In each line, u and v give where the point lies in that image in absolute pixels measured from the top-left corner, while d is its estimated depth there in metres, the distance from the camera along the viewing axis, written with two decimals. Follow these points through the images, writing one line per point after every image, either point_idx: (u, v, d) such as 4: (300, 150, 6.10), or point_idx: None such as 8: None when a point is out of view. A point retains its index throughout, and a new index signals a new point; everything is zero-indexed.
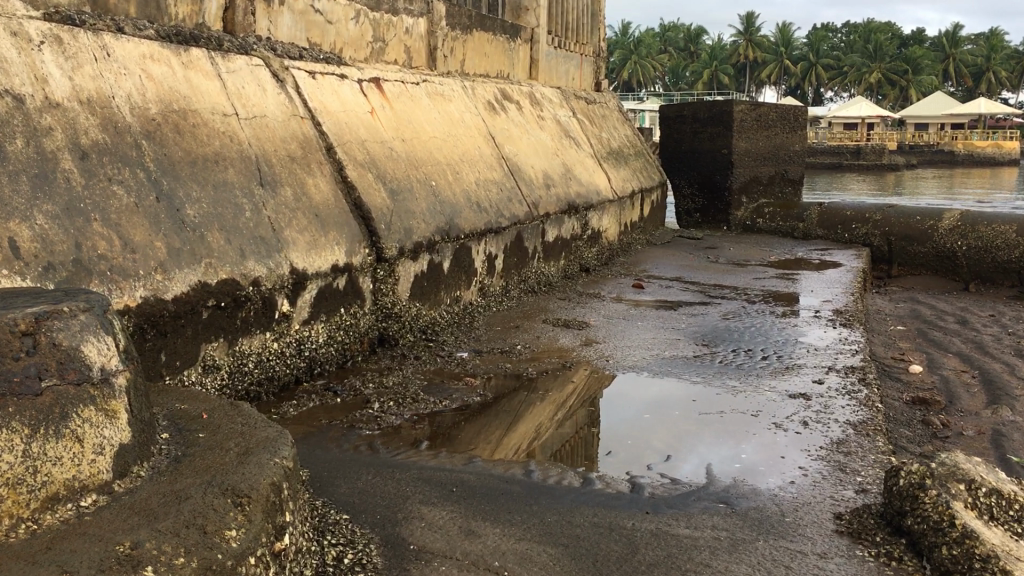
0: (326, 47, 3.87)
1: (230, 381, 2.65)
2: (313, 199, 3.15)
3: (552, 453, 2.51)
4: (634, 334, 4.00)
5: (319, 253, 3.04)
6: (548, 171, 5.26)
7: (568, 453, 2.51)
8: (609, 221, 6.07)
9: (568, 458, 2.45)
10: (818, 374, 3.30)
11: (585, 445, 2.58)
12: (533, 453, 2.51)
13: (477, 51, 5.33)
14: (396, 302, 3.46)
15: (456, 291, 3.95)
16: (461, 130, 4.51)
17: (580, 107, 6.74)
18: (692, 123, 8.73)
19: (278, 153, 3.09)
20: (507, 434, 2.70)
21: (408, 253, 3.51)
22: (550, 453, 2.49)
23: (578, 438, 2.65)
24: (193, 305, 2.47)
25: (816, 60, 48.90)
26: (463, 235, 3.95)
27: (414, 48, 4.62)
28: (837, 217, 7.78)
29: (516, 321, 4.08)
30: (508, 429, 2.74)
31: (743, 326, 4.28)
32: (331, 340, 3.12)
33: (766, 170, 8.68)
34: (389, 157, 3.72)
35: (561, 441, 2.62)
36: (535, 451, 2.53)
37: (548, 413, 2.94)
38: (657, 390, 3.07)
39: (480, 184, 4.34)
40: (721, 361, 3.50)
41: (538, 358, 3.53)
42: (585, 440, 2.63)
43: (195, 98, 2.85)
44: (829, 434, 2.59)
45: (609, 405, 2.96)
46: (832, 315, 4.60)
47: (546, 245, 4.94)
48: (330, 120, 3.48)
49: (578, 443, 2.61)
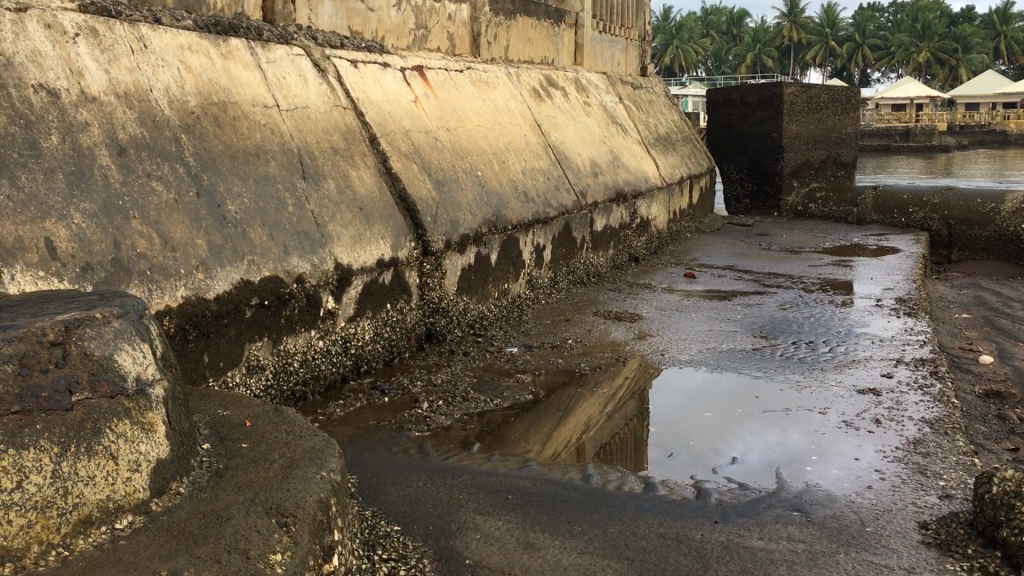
0: (368, 36, 3.77)
1: (274, 381, 2.58)
2: (357, 192, 3.06)
3: (600, 452, 2.42)
4: (688, 326, 3.86)
5: (363, 247, 2.95)
6: (596, 158, 5.12)
7: (616, 451, 2.42)
8: (658, 209, 5.92)
9: (619, 458, 2.35)
10: (886, 367, 3.14)
11: (636, 444, 2.48)
12: (582, 452, 2.42)
13: (521, 37, 5.20)
14: (442, 297, 3.37)
15: (504, 283, 3.84)
16: (507, 118, 4.39)
17: (626, 92, 6.58)
18: (740, 107, 8.51)
19: (320, 145, 3.00)
20: (560, 433, 2.59)
21: (455, 245, 3.40)
22: (607, 455, 2.37)
23: (627, 435, 2.56)
24: (236, 304, 2.39)
25: (863, 41, 47.96)
26: (511, 226, 3.83)
27: (458, 34, 4.50)
28: (894, 201, 7.54)
29: (566, 314, 3.96)
30: (559, 425, 2.64)
31: (802, 317, 4.11)
32: (377, 337, 3.04)
33: (818, 154, 8.45)
34: (434, 147, 3.61)
35: (610, 438, 2.52)
36: (584, 449, 2.44)
37: (601, 409, 2.82)
38: (717, 386, 2.93)
39: (527, 174, 4.22)
40: (781, 354, 3.35)
41: (590, 352, 3.41)
42: (634, 438, 2.53)
43: (235, 90, 2.77)
44: (904, 433, 2.45)
45: (667, 400, 2.82)
46: (895, 303, 4.42)
47: (594, 235, 4.81)
48: (373, 109, 3.38)
49: (628, 440, 2.51)
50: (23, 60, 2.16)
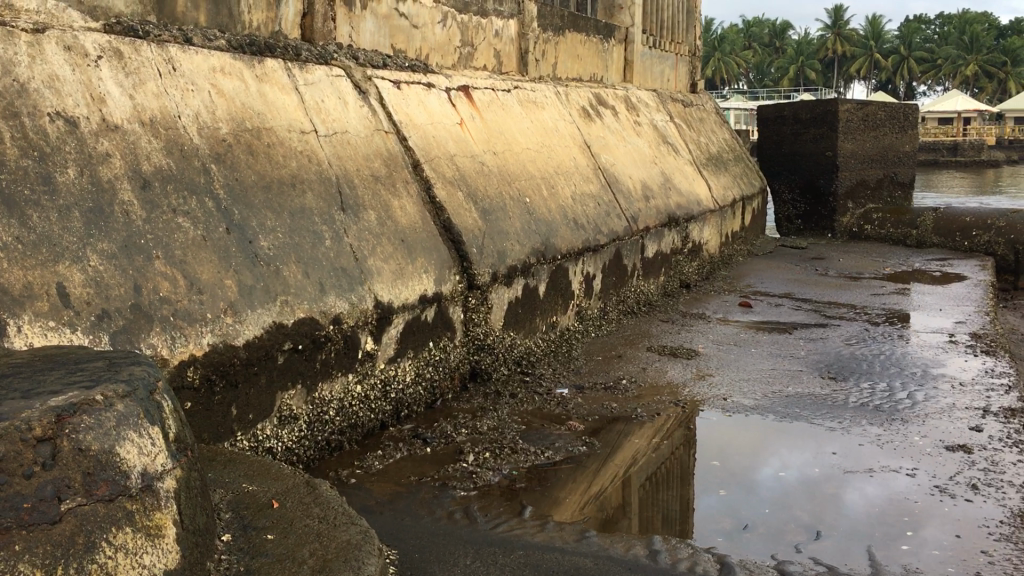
0: (411, 54, 3.57)
1: (308, 431, 2.38)
2: (399, 223, 2.86)
3: (645, 485, 2.41)
4: (749, 364, 3.59)
5: (405, 282, 2.75)
6: (647, 181, 4.88)
7: (660, 486, 2.41)
8: (710, 233, 5.65)
9: (666, 497, 2.33)
10: (973, 419, 2.85)
11: (682, 478, 2.47)
12: (628, 487, 2.39)
13: (570, 53, 4.98)
14: (488, 333, 3.16)
15: (552, 316, 3.61)
16: (557, 140, 4.17)
17: (677, 110, 6.34)
18: (793, 124, 8.21)
19: (360, 172, 2.80)
20: (601, 475, 2.45)
21: (502, 278, 3.19)
22: (650, 513, 2.23)
23: (673, 465, 2.55)
24: (267, 350, 2.19)
25: (909, 54, 47.24)
26: (560, 255, 3.61)
27: (505, 52, 4.30)
28: (955, 223, 7.23)
29: (617, 350, 3.72)
30: (604, 462, 2.54)
31: (870, 354, 3.84)
32: (418, 379, 2.85)
33: (874, 173, 8.14)
34: (480, 172, 3.40)
35: (656, 469, 2.50)
36: (631, 482, 2.42)
37: (649, 446, 2.67)
38: (788, 438, 2.67)
39: (577, 199, 3.99)
40: (854, 400, 3.08)
41: (647, 395, 3.15)
42: (681, 471, 2.51)
43: (271, 116, 2.58)
44: (1007, 502, 2.18)
45: (732, 454, 2.58)
46: (971, 340, 4.11)
47: (645, 261, 4.57)
48: (417, 133, 3.17)
49: (675, 472, 2.50)
50: (40, 86, 1.98)
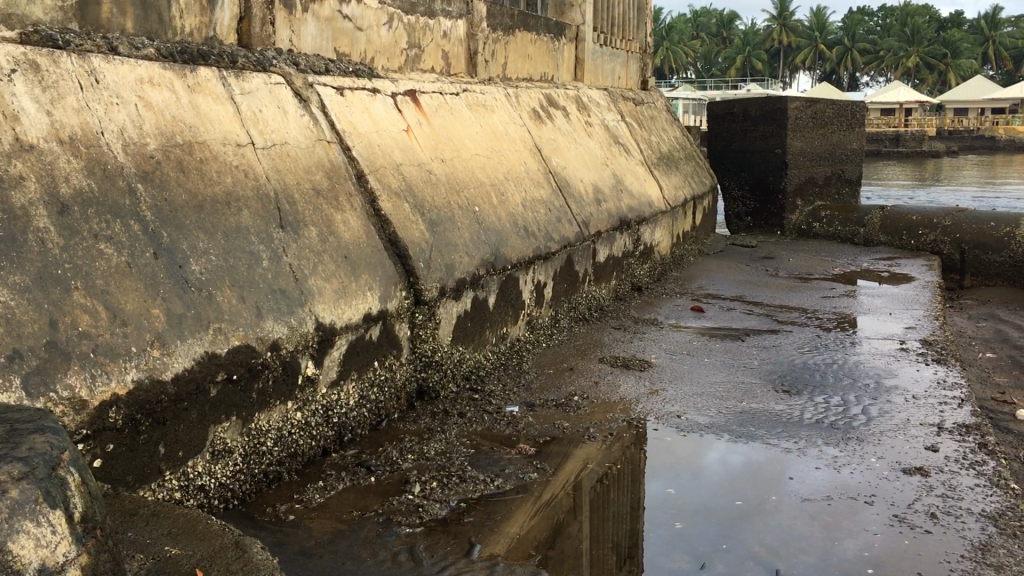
0: (355, 58, 3.43)
1: (244, 465, 2.26)
2: (341, 239, 2.73)
3: (596, 487, 2.52)
4: (703, 376, 3.53)
5: (348, 302, 2.63)
6: (599, 184, 4.80)
7: (609, 490, 2.51)
8: (662, 233, 5.60)
9: (616, 502, 2.44)
10: (929, 437, 2.82)
11: (631, 481, 2.57)
12: (579, 488, 2.49)
13: (520, 53, 4.88)
14: (436, 349, 3.06)
15: (502, 327, 3.51)
16: (506, 144, 4.07)
17: (628, 109, 6.27)
18: (743, 121, 8.17)
19: (300, 186, 2.67)
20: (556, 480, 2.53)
21: (450, 292, 3.08)
22: (602, 524, 2.31)
23: (623, 465, 2.66)
24: (199, 383, 2.06)
25: (852, 46, 47.91)
26: (510, 265, 3.50)
27: (453, 53, 4.18)
28: (902, 222, 7.29)
29: (569, 362, 3.64)
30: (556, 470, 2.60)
31: (823, 364, 3.80)
32: (362, 401, 2.74)
33: (822, 171, 8.17)
34: (427, 181, 3.29)
35: (607, 470, 2.62)
36: (583, 484, 2.52)
37: (600, 454, 2.73)
38: (745, 459, 2.64)
39: (528, 206, 3.89)
40: (810, 416, 3.02)
41: (600, 413, 3.07)
42: (629, 474, 2.61)
43: (203, 129, 2.44)
44: (967, 534, 2.14)
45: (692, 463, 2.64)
46: (922, 347, 4.10)
47: (597, 266, 4.49)
48: (361, 143, 3.05)
49: (623, 474, 2.60)
50: None
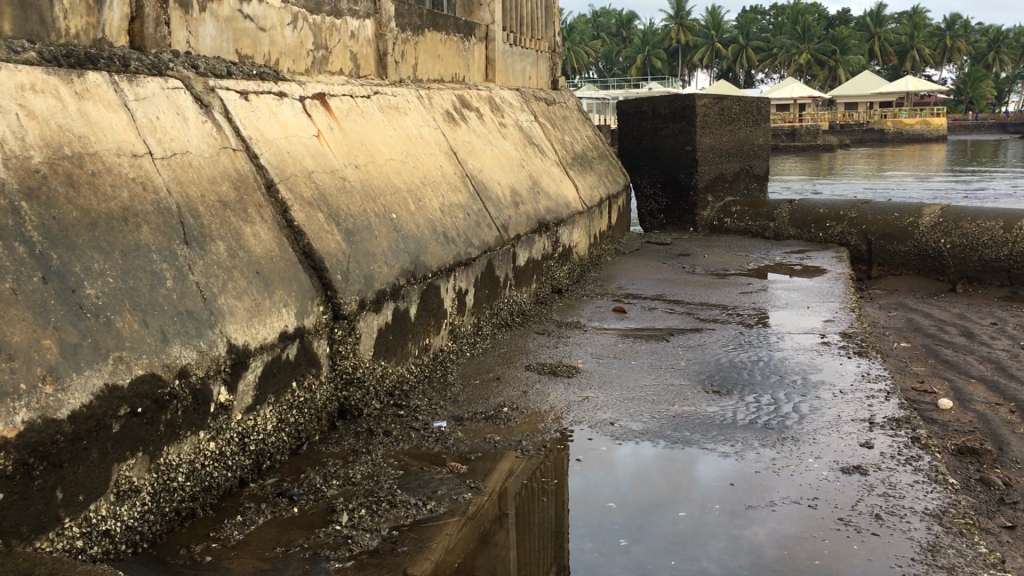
0: (259, 60, 3.25)
1: (153, 504, 2.08)
2: (253, 253, 2.56)
3: (521, 493, 2.48)
4: (632, 380, 3.46)
5: (262, 320, 2.46)
6: (516, 186, 4.70)
7: (538, 499, 2.45)
8: (579, 234, 5.53)
9: (543, 506, 2.42)
10: (862, 433, 2.79)
11: (563, 493, 2.49)
12: (505, 496, 2.45)
13: (430, 54, 4.74)
14: (357, 365, 2.90)
15: (425, 338, 3.37)
16: (421, 148, 3.93)
17: (540, 109, 6.18)
18: (652, 119, 8.17)
19: (205, 198, 2.49)
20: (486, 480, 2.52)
21: (370, 305, 2.93)
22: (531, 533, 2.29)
23: (547, 470, 2.62)
24: (100, 420, 1.87)
25: (748, 43, 49.10)
26: (431, 274, 3.37)
27: (362, 54, 4.02)
28: (810, 215, 7.41)
29: (494, 371, 3.52)
30: (480, 476, 2.55)
31: (749, 361, 3.77)
32: (280, 426, 2.57)
33: (731, 167, 8.26)
34: (341, 189, 3.12)
35: (533, 469, 2.62)
36: (508, 491, 2.48)
37: (525, 461, 2.68)
38: (658, 453, 2.68)
39: (446, 211, 3.76)
40: (743, 418, 2.97)
41: (531, 424, 2.97)
42: (563, 487, 2.52)
43: (94, 139, 2.25)
44: (913, 534, 2.10)
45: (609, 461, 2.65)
46: (844, 340, 4.11)
47: (517, 270, 4.39)
48: (269, 150, 2.87)
49: (552, 479, 2.57)
50: None
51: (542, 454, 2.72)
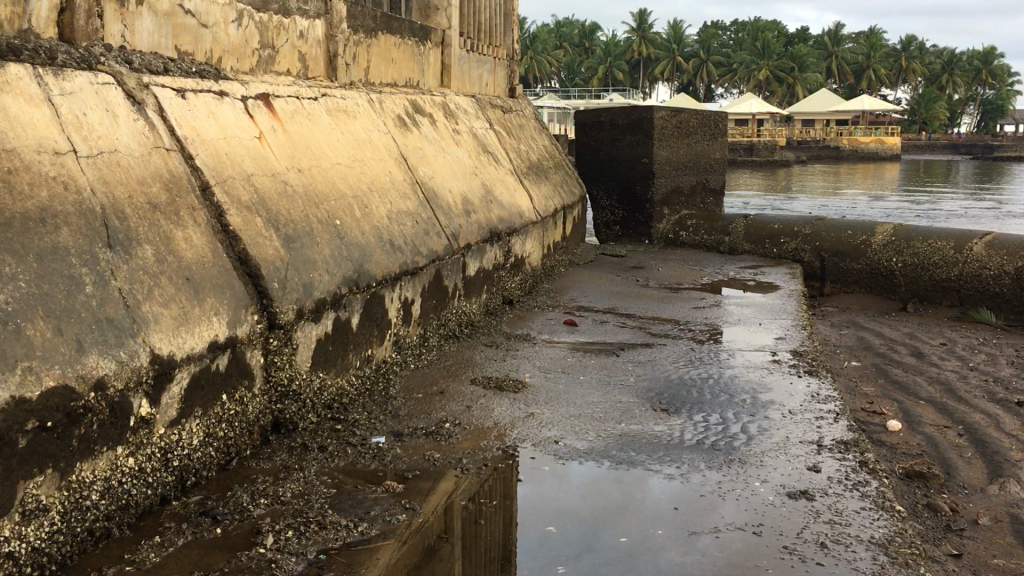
0: (199, 57, 3.13)
1: (62, 524, 1.96)
2: (183, 259, 2.44)
3: (467, 509, 2.42)
4: (579, 396, 3.38)
5: (190, 329, 2.34)
6: (468, 194, 4.61)
7: (478, 519, 2.37)
8: (532, 245, 5.46)
9: (486, 525, 2.35)
10: (810, 457, 2.74)
11: (503, 515, 2.40)
12: (450, 512, 2.39)
13: (383, 57, 4.64)
14: (293, 377, 2.79)
15: (368, 349, 3.27)
16: (370, 153, 3.82)
17: (496, 117, 6.10)
18: (610, 130, 8.13)
19: (132, 200, 2.37)
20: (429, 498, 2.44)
21: (309, 314, 2.82)
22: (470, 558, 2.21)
23: (487, 490, 2.54)
24: (4, 435, 1.74)
25: (708, 58, 49.54)
26: (374, 283, 3.26)
27: (311, 55, 3.91)
28: (765, 231, 7.43)
29: (438, 385, 3.42)
30: (419, 495, 2.46)
31: (699, 379, 3.72)
32: (207, 440, 2.46)
33: (687, 180, 8.25)
34: (282, 194, 3.01)
35: (475, 488, 2.54)
36: (450, 509, 2.40)
37: (466, 480, 2.59)
38: (603, 474, 2.60)
39: (393, 218, 3.66)
40: (690, 438, 2.91)
41: (473, 441, 2.88)
42: (504, 508, 2.44)
43: (13, 134, 2.12)
44: (859, 564, 2.05)
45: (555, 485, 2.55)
46: (794, 358, 4.08)
47: (466, 280, 4.29)
48: (206, 151, 2.75)
49: (493, 500, 2.48)
50: None
51: (482, 472, 2.63)
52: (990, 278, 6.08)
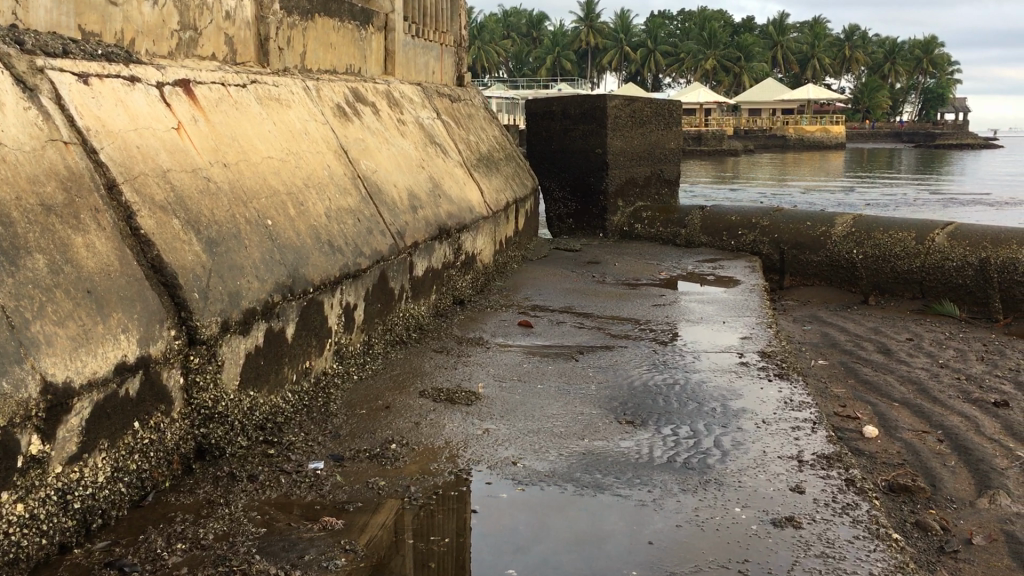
0: (107, 40, 2.80)
1: None
2: (83, 268, 2.12)
3: (415, 550, 2.13)
4: (538, 408, 3.12)
5: (92, 350, 2.03)
6: (414, 189, 4.31)
7: (429, 560, 2.09)
8: (483, 241, 5.17)
9: (437, 567, 2.07)
10: (792, 476, 2.51)
11: (456, 554, 2.13)
12: (396, 555, 2.09)
13: (321, 41, 4.32)
14: (219, 398, 2.47)
15: (305, 362, 2.96)
16: (306, 145, 3.50)
17: (443, 106, 5.81)
18: (562, 120, 7.87)
19: (21, 202, 2.05)
20: (372, 538, 2.16)
21: (235, 326, 2.50)
22: None
23: (439, 523, 2.26)
24: None
25: (655, 47, 49.58)
26: (312, 288, 2.96)
27: (239, 38, 3.58)
28: (722, 223, 7.24)
29: (383, 399, 3.13)
30: (363, 533, 2.17)
31: (664, 385, 3.47)
32: (116, 475, 2.14)
33: (642, 171, 8.03)
34: (205, 192, 2.69)
35: (426, 522, 2.26)
36: (399, 550, 2.12)
37: (415, 512, 2.30)
38: (569, 502, 2.34)
39: (332, 217, 3.36)
40: (660, 456, 2.66)
41: (422, 464, 2.59)
42: (457, 546, 2.16)
43: None
44: None
45: (511, 513, 2.30)
46: (762, 360, 3.86)
47: (414, 281, 4.00)
48: (113, 144, 2.42)
49: (447, 534, 2.20)
50: None
51: (433, 503, 2.35)
52: (952, 270, 5.93)
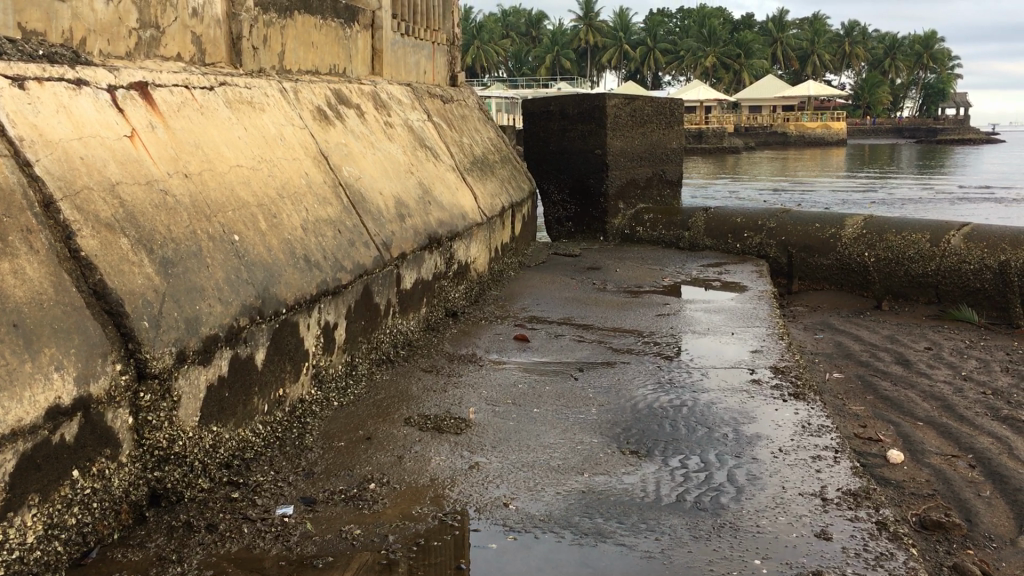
0: (53, 39, 2.54)
1: None
2: (9, 299, 1.86)
3: None
4: (533, 436, 2.85)
5: (18, 395, 1.76)
6: (401, 196, 4.05)
7: None
8: (477, 249, 4.91)
9: None
10: (817, 518, 2.24)
11: None
12: None
13: (301, 40, 4.06)
14: (176, 438, 2.21)
15: (278, 390, 2.69)
16: (281, 152, 3.24)
17: (434, 107, 5.54)
18: (560, 120, 7.61)
19: None
20: None
21: (194, 356, 2.24)
22: None
23: None
24: None
25: (654, 45, 49.33)
26: (284, 308, 2.70)
27: (209, 37, 3.32)
28: (726, 225, 6.97)
29: (365, 429, 2.87)
30: None
31: (671, 407, 3.20)
32: (51, 531, 1.87)
33: (643, 171, 7.77)
34: (161, 205, 2.43)
35: None
36: None
37: (394, 567, 2.04)
38: (568, 554, 2.08)
39: (308, 229, 3.09)
40: (669, 495, 2.39)
41: (404, 507, 2.33)
42: None
43: None
44: None
45: (502, 568, 2.04)
46: (775, 376, 3.60)
47: (401, 295, 3.73)
48: (51, 155, 2.16)
49: None
50: None
51: (414, 556, 2.09)
52: (970, 273, 5.66)
